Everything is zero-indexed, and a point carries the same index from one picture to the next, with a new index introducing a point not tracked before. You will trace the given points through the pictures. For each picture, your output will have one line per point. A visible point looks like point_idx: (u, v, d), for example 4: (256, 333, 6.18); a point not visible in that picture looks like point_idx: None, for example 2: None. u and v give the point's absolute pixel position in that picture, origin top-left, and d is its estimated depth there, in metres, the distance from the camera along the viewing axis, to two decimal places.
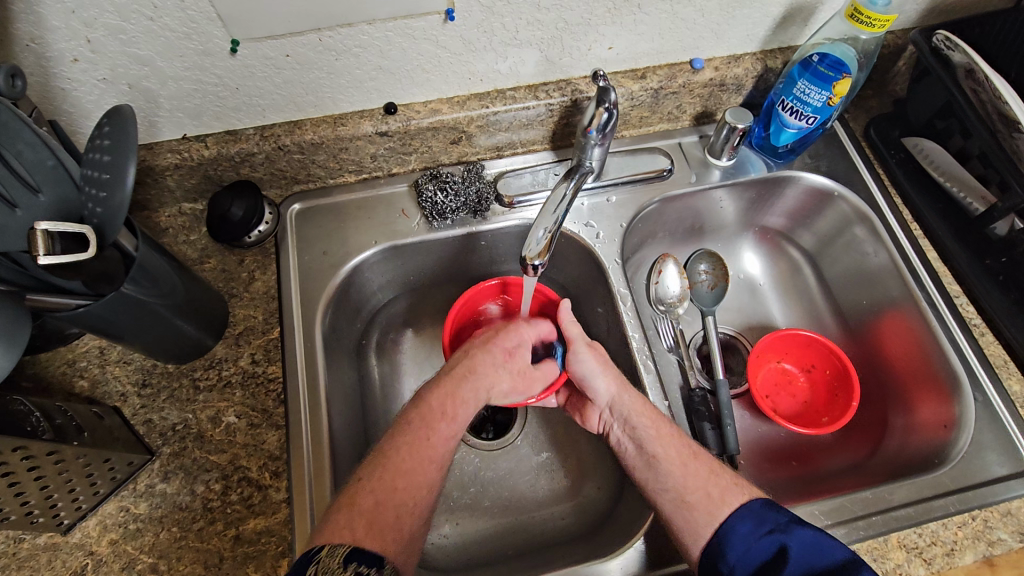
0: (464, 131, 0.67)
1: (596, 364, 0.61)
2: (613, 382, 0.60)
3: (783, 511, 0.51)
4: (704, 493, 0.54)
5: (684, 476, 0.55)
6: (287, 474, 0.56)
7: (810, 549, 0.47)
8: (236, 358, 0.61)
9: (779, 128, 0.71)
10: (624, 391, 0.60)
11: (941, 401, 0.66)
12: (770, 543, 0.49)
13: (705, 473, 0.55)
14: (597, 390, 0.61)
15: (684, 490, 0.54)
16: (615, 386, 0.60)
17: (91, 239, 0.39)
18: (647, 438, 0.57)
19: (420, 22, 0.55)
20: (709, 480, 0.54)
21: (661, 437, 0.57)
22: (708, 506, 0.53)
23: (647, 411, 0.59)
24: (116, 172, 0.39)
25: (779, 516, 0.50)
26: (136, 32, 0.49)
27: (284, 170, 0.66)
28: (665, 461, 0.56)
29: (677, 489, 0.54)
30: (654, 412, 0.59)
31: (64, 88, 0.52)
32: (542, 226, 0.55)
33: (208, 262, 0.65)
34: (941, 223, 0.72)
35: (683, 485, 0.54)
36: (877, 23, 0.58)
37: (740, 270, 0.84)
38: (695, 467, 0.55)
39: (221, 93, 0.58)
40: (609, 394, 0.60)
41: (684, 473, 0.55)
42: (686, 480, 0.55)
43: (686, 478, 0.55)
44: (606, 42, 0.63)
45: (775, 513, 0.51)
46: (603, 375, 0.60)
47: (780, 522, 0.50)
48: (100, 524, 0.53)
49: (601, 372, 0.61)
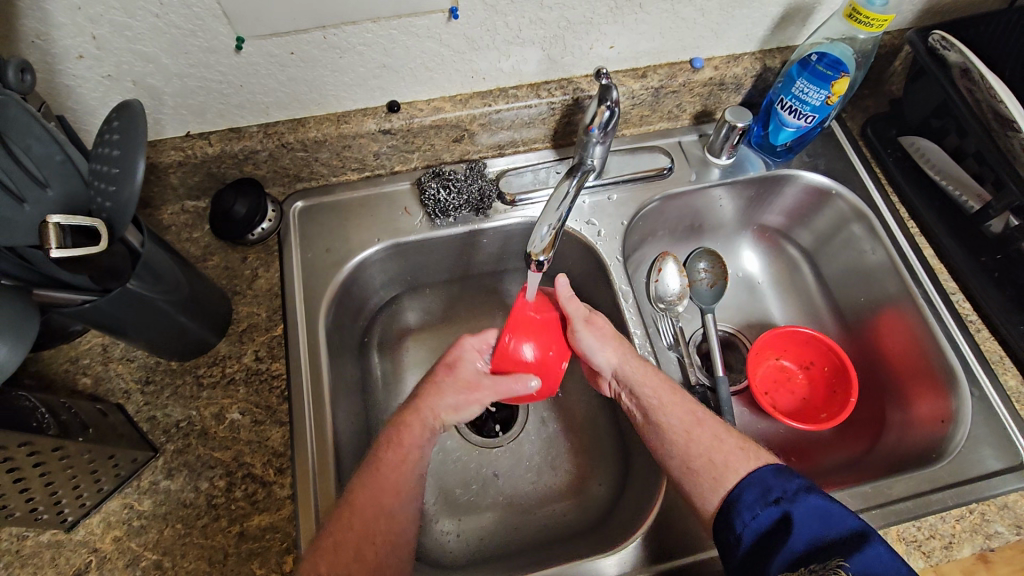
0: (467, 129, 0.68)
1: (596, 338, 0.61)
2: (614, 353, 0.61)
3: (790, 479, 0.50)
4: (707, 458, 0.55)
5: (687, 443, 0.56)
6: (291, 471, 0.56)
7: (817, 518, 0.47)
8: (240, 355, 0.61)
9: (779, 127, 0.71)
10: (625, 361, 0.61)
11: (938, 396, 0.67)
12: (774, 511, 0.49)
13: (709, 440, 0.56)
14: (599, 363, 0.62)
15: (687, 457, 0.55)
16: (615, 355, 0.61)
17: (103, 231, 0.39)
18: (651, 407, 0.59)
19: (424, 20, 0.55)
20: (712, 446, 0.55)
21: (663, 404, 0.59)
22: (712, 473, 0.54)
23: (647, 378, 0.60)
24: (125, 167, 0.39)
25: (787, 485, 0.50)
26: (142, 29, 0.50)
27: (287, 167, 0.67)
28: (668, 429, 0.58)
29: (681, 456, 0.56)
30: (657, 380, 0.60)
31: (68, 84, 0.52)
32: (547, 222, 0.55)
33: (211, 259, 0.66)
34: (937, 221, 0.73)
35: (685, 451, 0.56)
36: (874, 22, 0.59)
37: (739, 268, 0.85)
38: (699, 434, 0.56)
39: (225, 91, 0.58)
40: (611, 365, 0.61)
41: (689, 438, 0.56)
42: (689, 446, 0.56)
43: (688, 444, 0.56)
44: (608, 42, 0.64)
45: (784, 482, 0.50)
46: (602, 349, 0.61)
47: (787, 491, 0.50)
48: (104, 521, 0.53)
49: (601, 347, 0.61)
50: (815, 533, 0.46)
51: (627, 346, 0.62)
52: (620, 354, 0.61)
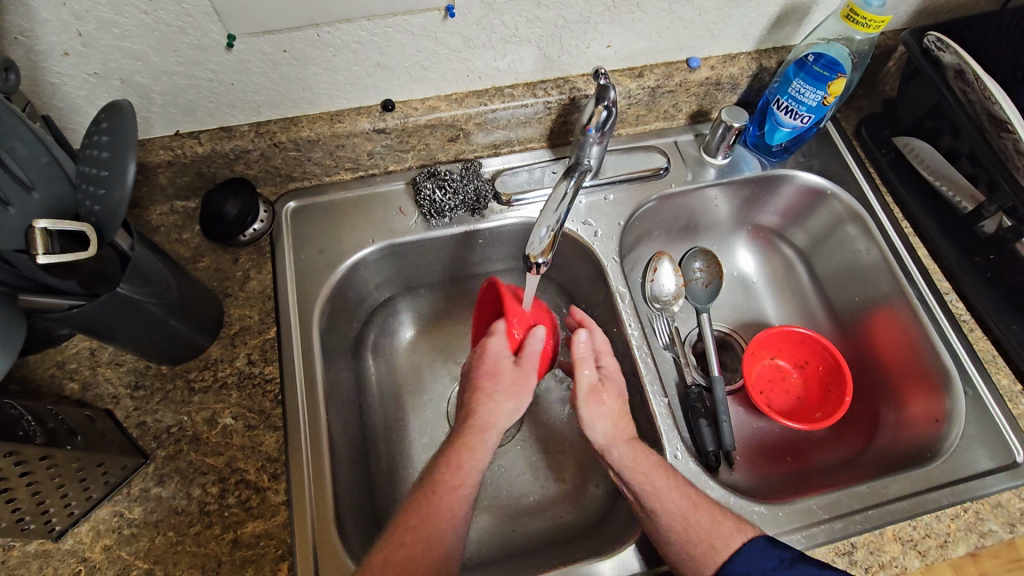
0: (462, 128, 0.67)
1: (595, 410, 0.60)
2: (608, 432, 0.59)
3: (785, 547, 0.51)
4: (708, 543, 0.52)
5: (685, 529, 0.53)
6: (285, 477, 0.55)
7: None
8: (232, 359, 0.60)
9: (774, 127, 0.71)
10: (614, 443, 0.58)
11: (932, 396, 0.67)
12: None
13: (708, 522, 0.53)
14: (594, 436, 0.60)
15: (686, 542, 0.53)
16: (609, 435, 0.59)
17: (91, 238, 0.38)
18: (644, 492, 0.56)
19: (421, 18, 0.54)
20: (711, 528, 0.53)
21: (659, 490, 0.55)
22: (714, 557, 0.52)
23: (640, 462, 0.57)
24: (114, 169, 0.38)
25: (784, 553, 0.51)
26: (129, 26, 0.48)
27: (279, 167, 0.65)
28: (663, 515, 0.54)
29: (678, 543, 0.53)
30: (649, 465, 0.57)
31: (53, 82, 0.51)
32: (546, 224, 0.55)
33: (202, 260, 0.64)
34: (931, 220, 0.73)
35: (684, 536, 0.53)
36: (871, 23, 0.59)
37: (734, 268, 0.85)
38: (697, 518, 0.53)
39: (215, 89, 0.57)
40: (603, 441, 0.59)
41: (684, 526, 0.53)
42: (688, 531, 0.53)
43: (686, 530, 0.53)
44: (605, 41, 0.63)
45: (780, 550, 0.51)
46: (597, 424, 0.60)
47: (784, 559, 0.50)
48: (93, 530, 0.52)
49: (598, 421, 0.60)
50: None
51: (622, 426, 0.60)
52: (611, 432, 0.59)
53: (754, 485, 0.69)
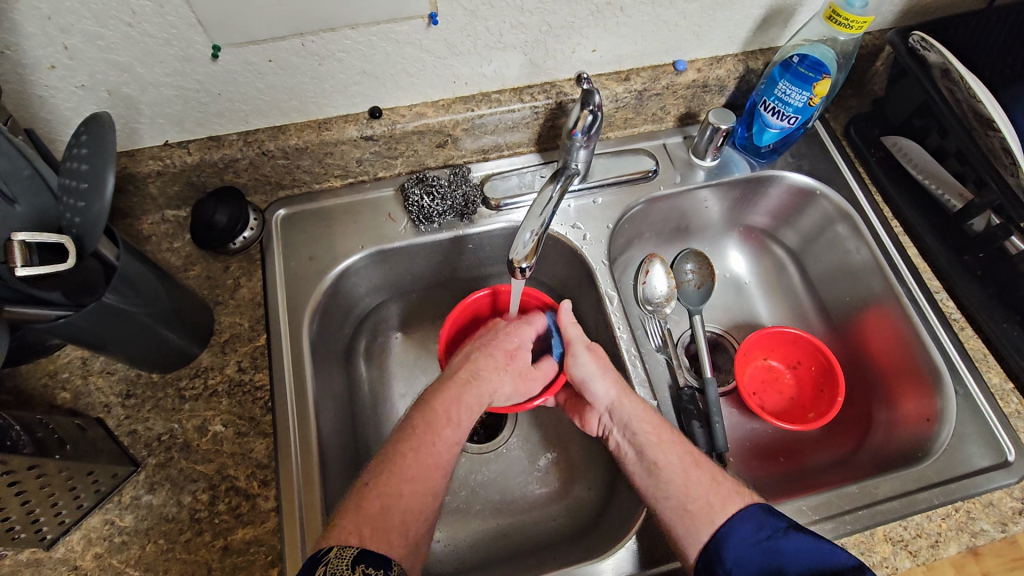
0: (450, 134, 0.67)
1: (595, 367, 0.61)
2: (612, 386, 0.60)
3: (780, 517, 0.50)
4: (705, 502, 0.53)
5: (685, 485, 0.54)
6: (276, 483, 0.56)
7: (805, 554, 0.46)
8: (222, 366, 0.61)
9: (762, 128, 0.71)
10: (621, 397, 0.59)
11: (924, 395, 0.67)
12: (767, 549, 0.48)
13: (707, 481, 0.54)
14: (596, 393, 0.60)
15: (685, 499, 0.53)
16: (614, 388, 0.60)
17: (70, 249, 0.38)
18: (648, 444, 0.57)
19: (404, 26, 0.55)
20: (710, 488, 0.54)
21: (663, 443, 0.57)
22: (710, 516, 0.52)
23: (646, 415, 0.58)
24: (94, 181, 0.38)
25: (777, 523, 0.50)
26: (115, 38, 0.49)
27: (268, 175, 0.66)
28: (666, 468, 0.55)
29: (676, 498, 0.54)
30: (656, 419, 0.59)
31: (41, 95, 0.51)
32: (529, 228, 0.54)
33: (192, 269, 0.65)
34: (920, 219, 0.73)
35: (683, 492, 0.54)
36: (854, 24, 0.59)
37: (725, 269, 0.85)
38: (697, 475, 0.54)
39: (202, 99, 0.57)
40: (609, 397, 0.60)
41: (686, 481, 0.54)
42: (687, 488, 0.54)
43: (686, 486, 0.54)
44: (590, 45, 0.64)
45: (775, 519, 0.50)
46: (601, 378, 0.60)
47: (778, 528, 0.49)
48: (85, 538, 0.53)
49: (601, 375, 0.60)
50: (806, 570, 0.46)
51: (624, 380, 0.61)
52: (618, 386, 0.60)
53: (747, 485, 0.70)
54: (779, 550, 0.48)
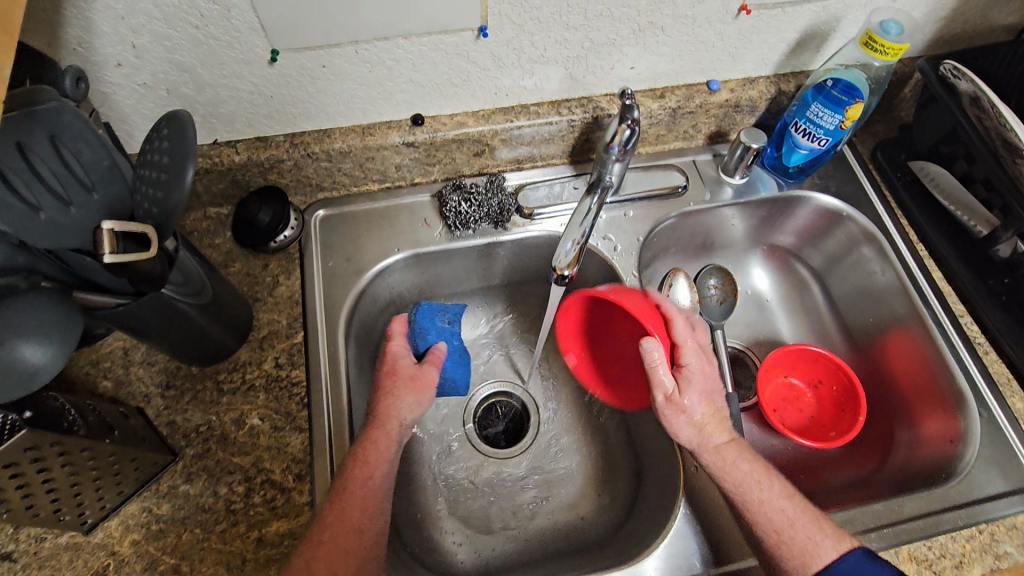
0: (488, 143, 0.69)
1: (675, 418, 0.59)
2: (697, 437, 0.59)
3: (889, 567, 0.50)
4: (802, 559, 0.52)
5: (778, 544, 0.53)
6: (310, 478, 0.57)
7: None
8: (260, 362, 0.62)
9: (791, 149, 0.73)
10: (705, 449, 0.58)
11: (946, 417, 0.68)
12: None
13: (804, 542, 0.53)
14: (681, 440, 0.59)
15: (776, 553, 0.53)
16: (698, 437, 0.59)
17: (152, 238, 0.39)
18: (739, 501, 0.56)
19: (454, 37, 0.57)
20: (807, 548, 0.52)
21: (758, 504, 0.55)
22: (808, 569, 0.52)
23: (735, 471, 0.57)
24: (172, 173, 0.39)
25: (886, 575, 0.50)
26: (180, 39, 0.51)
27: (310, 177, 0.68)
28: (759, 527, 0.55)
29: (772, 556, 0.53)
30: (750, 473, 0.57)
31: (104, 91, 0.53)
32: (571, 238, 0.56)
33: (233, 265, 0.66)
34: (946, 243, 0.74)
35: (773, 548, 0.53)
36: (889, 51, 0.60)
37: (749, 286, 0.86)
38: (794, 535, 0.53)
39: (256, 101, 0.59)
40: (693, 446, 0.59)
41: (778, 542, 0.54)
42: (779, 545, 0.53)
43: (778, 544, 0.53)
44: (628, 63, 0.66)
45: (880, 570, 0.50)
46: (681, 428, 0.59)
47: None
48: (122, 524, 0.53)
49: (682, 427, 0.59)
50: None
51: (711, 429, 0.59)
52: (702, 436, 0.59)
53: None
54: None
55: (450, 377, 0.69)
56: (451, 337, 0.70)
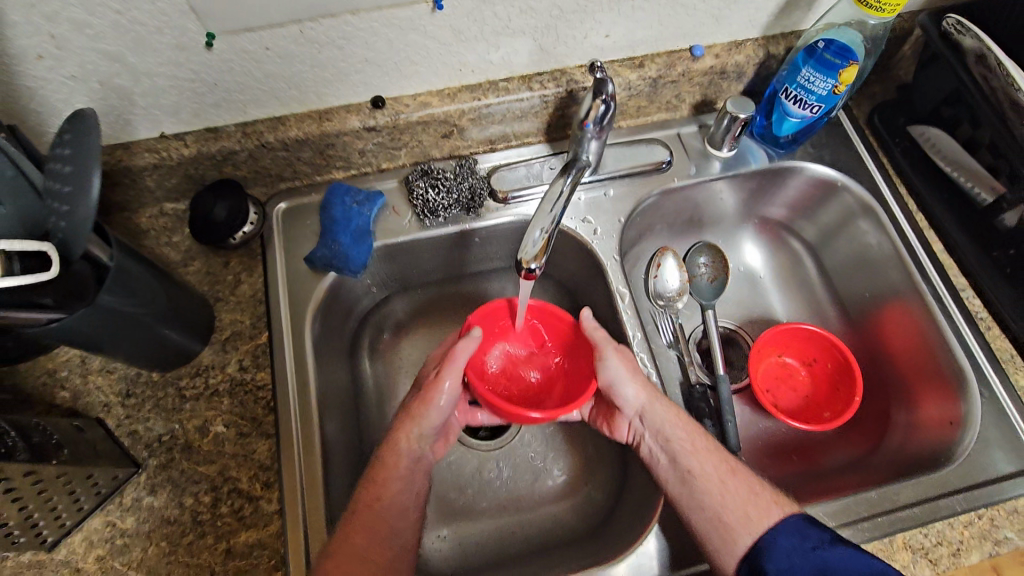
0: (456, 124, 0.65)
1: (625, 370, 0.58)
2: (642, 390, 0.58)
3: (825, 528, 0.50)
4: (743, 512, 0.53)
5: (722, 495, 0.54)
6: (279, 485, 0.55)
7: (854, 562, 0.47)
8: (224, 365, 0.59)
9: (782, 117, 0.68)
10: (652, 402, 0.58)
11: (946, 398, 0.65)
12: (816, 560, 0.48)
13: (744, 492, 0.54)
14: (626, 397, 0.58)
15: (721, 510, 0.53)
16: (643, 392, 0.58)
17: (53, 258, 0.38)
18: (682, 452, 0.56)
19: (407, 11, 0.52)
20: (747, 499, 0.53)
21: (697, 451, 0.56)
22: (749, 528, 0.52)
23: (678, 422, 0.57)
24: (77, 184, 0.38)
25: (822, 534, 0.50)
26: (104, 26, 0.47)
27: (268, 167, 0.64)
28: (701, 477, 0.55)
29: (714, 514, 0.53)
30: (691, 425, 0.58)
31: (30, 86, 0.49)
32: (539, 225, 0.51)
33: (192, 264, 0.63)
34: (947, 212, 0.70)
35: (721, 503, 0.53)
36: (888, 8, 0.55)
37: (740, 262, 0.82)
38: (734, 485, 0.54)
39: (199, 89, 0.55)
40: (639, 401, 0.58)
41: (723, 489, 0.54)
42: (725, 498, 0.53)
43: (724, 495, 0.53)
44: (602, 30, 0.61)
45: (818, 530, 0.50)
46: (632, 383, 0.58)
47: (823, 539, 0.49)
48: (86, 540, 0.52)
49: (632, 380, 0.58)
50: None
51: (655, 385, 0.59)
52: (649, 391, 0.58)
53: None
54: (823, 562, 0.48)
55: (347, 250, 0.64)
56: (356, 217, 0.65)
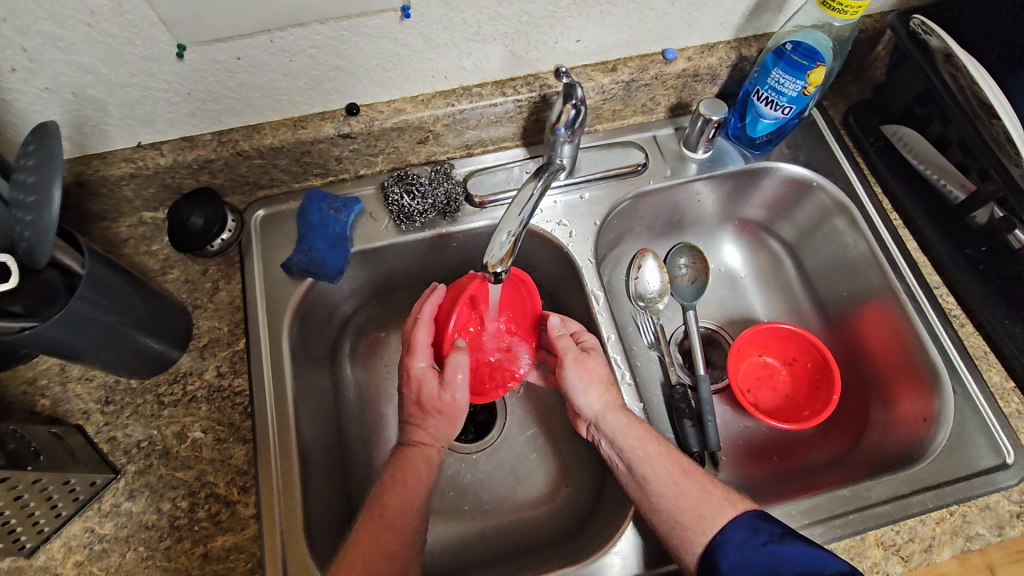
0: (430, 130, 0.65)
1: (579, 380, 0.59)
2: (597, 399, 0.58)
3: (776, 522, 0.50)
4: (697, 512, 0.52)
5: (675, 497, 0.53)
6: (256, 490, 0.55)
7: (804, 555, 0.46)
8: (202, 371, 0.60)
9: (756, 118, 0.69)
10: (605, 411, 0.58)
11: (921, 395, 0.65)
12: (767, 553, 0.48)
13: (697, 491, 0.53)
14: (581, 406, 0.59)
15: (676, 511, 0.53)
16: (598, 401, 0.58)
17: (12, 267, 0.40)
18: (636, 459, 0.56)
19: (375, 19, 0.53)
20: (701, 497, 0.53)
21: (650, 457, 0.55)
22: (703, 526, 0.51)
23: (631, 430, 0.57)
24: (41, 194, 0.38)
25: (774, 528, 0.49)
26: (75, 39, 0.47)
27: (245, 175, 0.64)
28: (654, 482, 0.54)
29: (671, 515, 0.53)
30: (646, 431, 0.57)
31: (5, 98, 0.50)
32: (506, 229, 0.52)
33: (171, 271, 0.64)
34: (920, 211, 0.70)
35: (674, 505, 0.53)
36: (849, 9, 0.56)
37: (720, 263, 0.82)
38: (687, 487, 0.53)
39: (173, 99, 0.56)
40: (594, 410, 0.58)
41: (676, 493, 0.53)
42: (678, 500, 0.53)
43: (677, 498, 0.53)
44: (573, 35, 0.61)
45: (769, 525, 0.50)
46: (585, 392, 0.58)
47: (774, 533, 0.49)
48: (65, 546, 0.52)
49: (585, 389, 0.59)
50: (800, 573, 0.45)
51: (612, 392, 0.59)
52: (602, 400, 0.58)
53: (739, 485, 0.68)
54: (771, 554, 0.47)
55: (319, 256, 0.64)
56: (332, 224, 0.65)
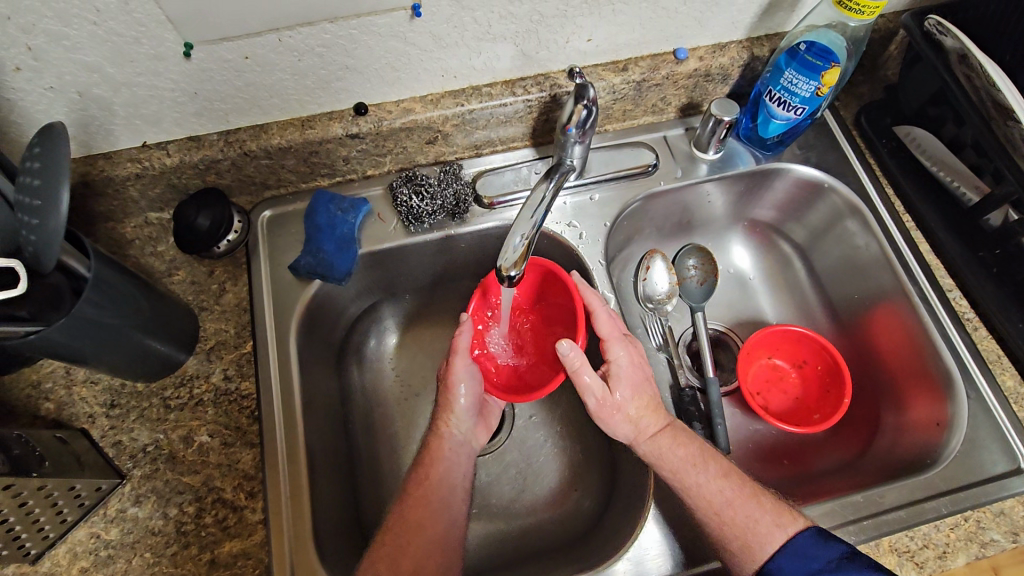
0: (439, 130, 0.65)
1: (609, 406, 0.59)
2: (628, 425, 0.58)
3: (834, 546, 0.50)
4: (744, 540, 0.53)
5: (719, 525, 0.54)
6: (263, 495, 0.55)
7: None
8: (208, 374, 0.59)
9: (767, 119, 0.68)
10: (638, 438, 0.58)
11: (934, 400, 0.64)
12: None
13: (742, 519, 0.53)
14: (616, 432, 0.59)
15: (724, 539, 0.53)
16: (630, 427, 0.59)
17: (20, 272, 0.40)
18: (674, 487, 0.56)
19: (385, 18, 0.52)
20: (747, 525, 0.53)
21: (687, 486, 0.55)
22: (750, 554, 0.52)
23: (666, 457, 0.56)
24: (47, 198, 0.37)
25: (829, 553, 0.50)
26: (80, 38, 0.47)
27: (252, 175, 0.64)
28: (695, 509, 0.55)
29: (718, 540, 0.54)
30: (682, 457, 0.57)
31: (9, 97, 0.49)
32: (519, 233, 0.52)
33: (177, 273, 0.63)
34: (933, 212, 0.70)
35: (718, 533, 0.53)
36: (867, 10, 0.55)
37: (729, 264, 0.82)
38: (732, 514, 0.54)
39: (179, 99, 0.55)
40: (628, 436, 0.59)
41: (718, 520, 0.54)
42: (722, 529, 0.53)
43: (720, 527, 0.53)
44: (584, 35, 0.60)
45: (825, 549, 0.50)
46: (614, 420, 0.59)
47: (830, 560, 0.49)
48: (70, 552, 0.52)
49: (615, 416, 0.59)
50: None
51: (644, 418, 0.59)
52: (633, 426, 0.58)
53: None
54: None
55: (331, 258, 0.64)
56: (340, 224, 0.65)
